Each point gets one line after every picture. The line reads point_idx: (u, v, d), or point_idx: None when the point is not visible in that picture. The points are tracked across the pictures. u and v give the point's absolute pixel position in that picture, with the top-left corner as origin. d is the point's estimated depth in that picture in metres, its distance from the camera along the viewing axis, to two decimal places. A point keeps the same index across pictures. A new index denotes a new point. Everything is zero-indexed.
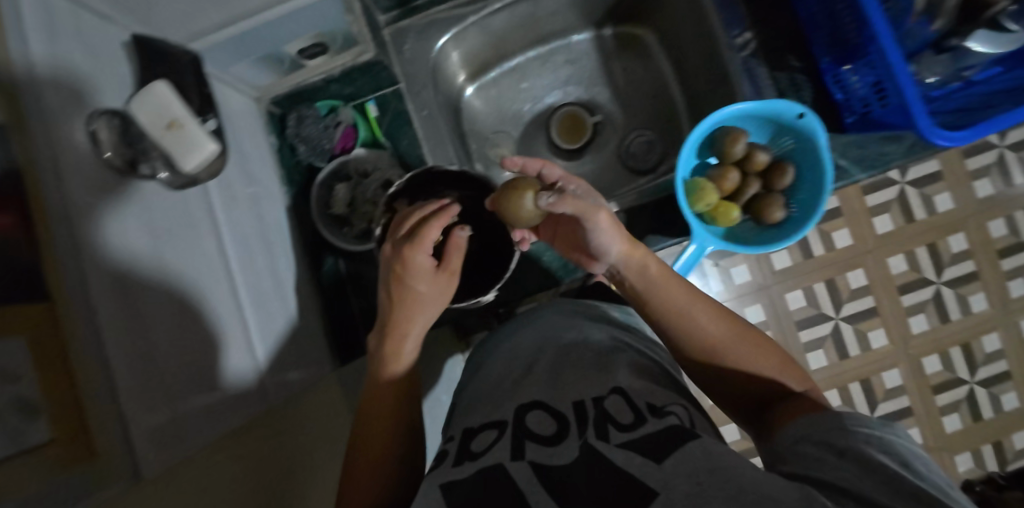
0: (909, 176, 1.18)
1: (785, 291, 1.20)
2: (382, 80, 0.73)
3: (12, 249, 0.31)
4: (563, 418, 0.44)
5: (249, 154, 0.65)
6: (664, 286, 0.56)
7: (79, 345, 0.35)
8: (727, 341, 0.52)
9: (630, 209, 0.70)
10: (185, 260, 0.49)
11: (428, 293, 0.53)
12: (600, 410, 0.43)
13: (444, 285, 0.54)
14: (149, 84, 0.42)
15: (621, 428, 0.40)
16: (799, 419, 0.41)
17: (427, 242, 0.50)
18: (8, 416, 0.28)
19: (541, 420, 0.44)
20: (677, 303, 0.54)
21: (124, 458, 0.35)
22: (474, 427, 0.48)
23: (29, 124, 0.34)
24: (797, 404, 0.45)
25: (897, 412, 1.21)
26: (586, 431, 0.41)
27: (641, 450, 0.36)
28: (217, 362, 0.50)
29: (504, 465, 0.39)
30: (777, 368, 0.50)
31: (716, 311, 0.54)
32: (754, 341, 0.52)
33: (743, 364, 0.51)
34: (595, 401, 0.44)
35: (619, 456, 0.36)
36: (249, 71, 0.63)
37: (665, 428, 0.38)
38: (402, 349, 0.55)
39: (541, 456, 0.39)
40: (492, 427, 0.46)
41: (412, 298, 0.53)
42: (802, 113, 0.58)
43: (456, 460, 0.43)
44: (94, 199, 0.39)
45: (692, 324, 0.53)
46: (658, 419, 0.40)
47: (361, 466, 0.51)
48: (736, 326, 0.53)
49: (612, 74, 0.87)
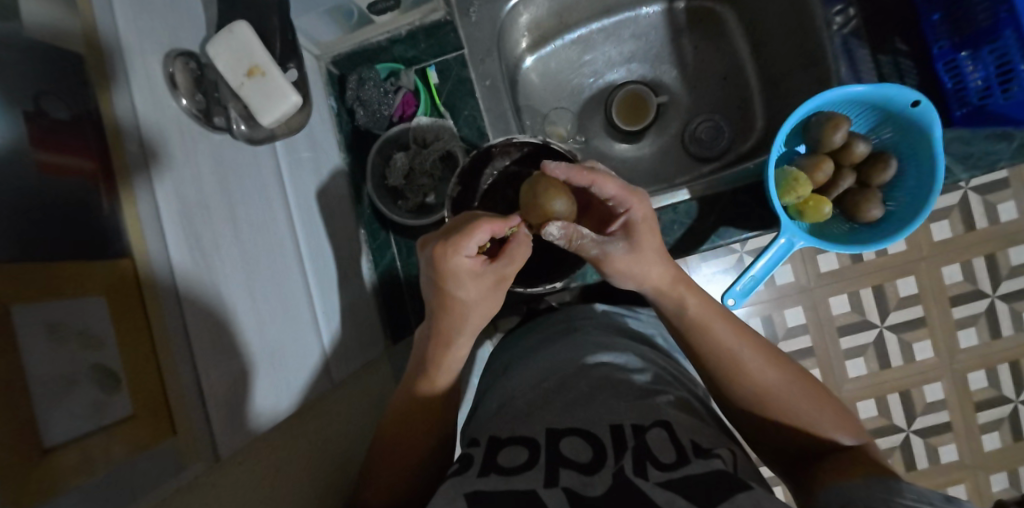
0: (973, 182, 1.12)
1: (830, 295, 1.15)
2: (448, 43, 0.68)
3: (89, 195, 0.29)
4: (599, 442, 0.40)
5: (311, 115, 0.61)
6: (706, 323, 0.50)
7: (159, 309, 0.32)
8: (781, 392, 0.46)
9: (705, 198, 0.66)
10: (257, 225, 0.45)
11: (475, 300, 0.46)
12: (640, 440, 0.39)
13: (492, 291, 0.46)
14: (231, 23, 0.38)
15: (661, 467, 0.37)
16: (856, 481, 0.38)
17: (468, 241, 0.42)
18: (86, 388, 0.26)
19: (575, 444, 0.40)
20: (726, 348, 0.48)
21: (203, 433, 0.33)
22: (501, 435, 0.43)
23: (107, 64, 0.32)
24: (849, 461, 0.42)
25: (935, 427, 1.17)
26: (624, 461, 0.37)
27: (686, 493, 0.34)
28: (289, 342, 0.46)
29: (537, 493, 0.35)
30: (835, 425, 0.45)
31: (768, 356, 0.48)
32: (809, 393, 0.47)
33: (799, 419, 0.46)
34: (635, 429, 0.40)
35: (661, 496, 0.34)
36: (316, 24, 0.59)
37: (711, 472, 0.35)
38: (452, 355, 0.49)
39: (576, 484, 0.36)
40: (521, 440, 0.41)
41: (460, 305, 0.46)
42: (918, 99, 0.58)
43: (482, 468, 0.38)
44: (169, 150, 0.35)
45: (742, 373, 0.47)
46: (702, 461, 0.37)
47: (389, 458, 0.46)
48: (791, 373, 0.48)
49: (682, 52, 0.82)
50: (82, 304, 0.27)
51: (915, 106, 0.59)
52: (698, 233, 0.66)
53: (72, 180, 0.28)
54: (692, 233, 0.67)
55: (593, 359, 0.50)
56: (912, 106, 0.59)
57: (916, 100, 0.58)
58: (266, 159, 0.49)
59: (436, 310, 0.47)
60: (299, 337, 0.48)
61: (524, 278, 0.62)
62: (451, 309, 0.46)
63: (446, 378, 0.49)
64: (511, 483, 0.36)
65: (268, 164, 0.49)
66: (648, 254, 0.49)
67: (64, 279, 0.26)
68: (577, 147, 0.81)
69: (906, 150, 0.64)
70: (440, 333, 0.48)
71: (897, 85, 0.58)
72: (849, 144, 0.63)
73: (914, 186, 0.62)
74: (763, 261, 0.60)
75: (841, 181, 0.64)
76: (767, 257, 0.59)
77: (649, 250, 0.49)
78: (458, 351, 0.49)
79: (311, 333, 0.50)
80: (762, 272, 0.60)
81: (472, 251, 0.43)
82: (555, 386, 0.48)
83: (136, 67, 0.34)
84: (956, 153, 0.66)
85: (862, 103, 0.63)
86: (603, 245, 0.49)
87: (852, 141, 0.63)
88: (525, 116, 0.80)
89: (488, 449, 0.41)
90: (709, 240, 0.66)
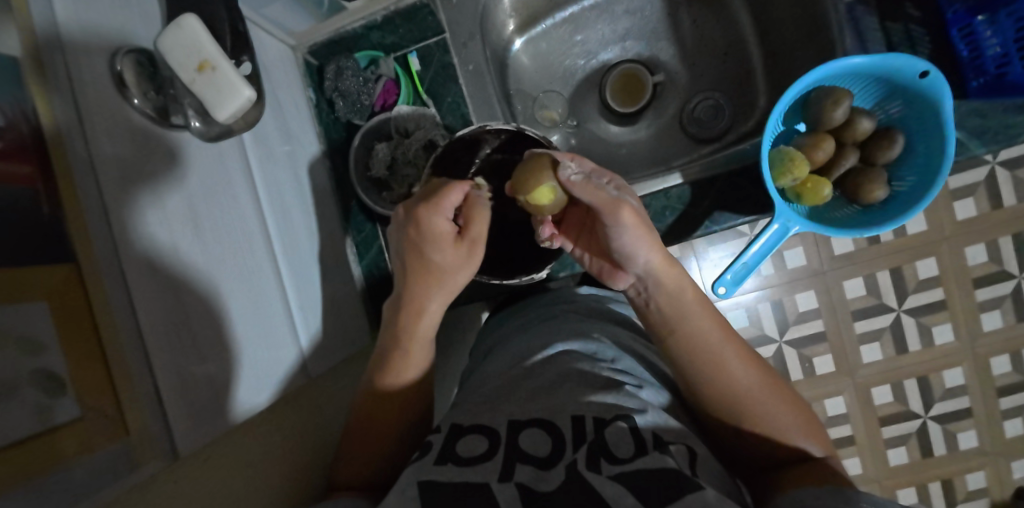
0: (1001, 156, 1.05)
1: (843, 278, 1.11)
2: (428, 27, 0.66)
3: (28, 203, 0.28)
4: (559, 435, 0.39)
5: (286, 107, 0.59)
6: (696, 315, 0.49)
7: (110, 311, 0.32)
8: (758, 394, 0.47)
9: (698, 182, 0.63)
10: (221, 221, 0.45)
11: (450, 265, 0.47)
12: (599, 435, 0.38)
13: (465, 257, 0.47)
14: (179, 18, 0.37)
15: (615, 462, 0.36)
16: (816, 488, 0.38)
17: (448, 202, 0.45)
18: (28, 392, 0.26)
19: (534, 438, 0.40)
20: (711, 344, 0.48)
21: (160, 433, 0.33)
22: (462, 423, 0.43)
23: (47, 67, 0.31)
24: (812, 471, 0.43)
25: (954, 412, 1.13)
26: (579, 453, 0.37)
27: (635, 491, 0.34)
28: (259, 339, 0.46)
29: (490, 486, 0.36)
30: (803, 431, 0.46)
31: (748, 358, 0.48)
32: (778, 395, 0.47)
33: (770, 426, 0.46)
34: (595, 422, 0.40)
35: (610, 491, 0.34)
36: (287, 14, 0.57)
37: (662, 469, 0.35)
38: (422, 326, 0.49)
39: (530, 479, 0.37)
40: (479, 430, 0.41)
41: (435, 270, 0.47)
42: (927, 69, 0.54)
43: (439, 458, 0.39)
44: (119, 151, 0.35)
45: (723, 372, 0.47)
46: (659, 456, 0.36)
47: (361, 442, 0.47)
48: (767, 376, 0.48)
49: (679, 27, 0.78)
50: (23, 310, 0.27)
51: (923, 77, 0.55)
52: (690, 218, 0.63)
53: (8, 187, 0.27)
54: (685, 218, 0.63)
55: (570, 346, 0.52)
56: (920, 77, 0.55)
57: (925, 71, 0.54)
58: (232, 156, 0.48)
59: (410, 276, 0.48)
60: (271, 332, 0.49)
61: (504, 268, 0.61)
62: (433, 275, 0.47)
63: (421, 354, 0.50)
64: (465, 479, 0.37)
65: (235, 162, 0.49)
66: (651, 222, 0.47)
67: (3, 287, 0.26)
68: (569, 131, 0.79)
69: (913, 127, 0.60)
70: (412, 300, 0.49)
71: (903, 55, 0.54)
72: (851, 121, 0.59)
73: (923, 165, 0.58)
74: (755, 248, 0.57)
75: (842, 160, 0.60)
76: (761, 243, 0.57)
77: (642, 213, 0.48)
78: (427, 321, 0.49)
79: (284, 328, 0.51)
80: (753, 260, 0.58)
81: (451, 214, 0.46)
82: (526, 373, 0.49)
83: (82, 65, 0.34)
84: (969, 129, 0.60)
85: (868, 76, 0.58)
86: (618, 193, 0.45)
87: (854, 118, 0.59)
88: (515, 102, 0.77)
89: (450, 435, 0.42)
90: (702, 226, 0.63)
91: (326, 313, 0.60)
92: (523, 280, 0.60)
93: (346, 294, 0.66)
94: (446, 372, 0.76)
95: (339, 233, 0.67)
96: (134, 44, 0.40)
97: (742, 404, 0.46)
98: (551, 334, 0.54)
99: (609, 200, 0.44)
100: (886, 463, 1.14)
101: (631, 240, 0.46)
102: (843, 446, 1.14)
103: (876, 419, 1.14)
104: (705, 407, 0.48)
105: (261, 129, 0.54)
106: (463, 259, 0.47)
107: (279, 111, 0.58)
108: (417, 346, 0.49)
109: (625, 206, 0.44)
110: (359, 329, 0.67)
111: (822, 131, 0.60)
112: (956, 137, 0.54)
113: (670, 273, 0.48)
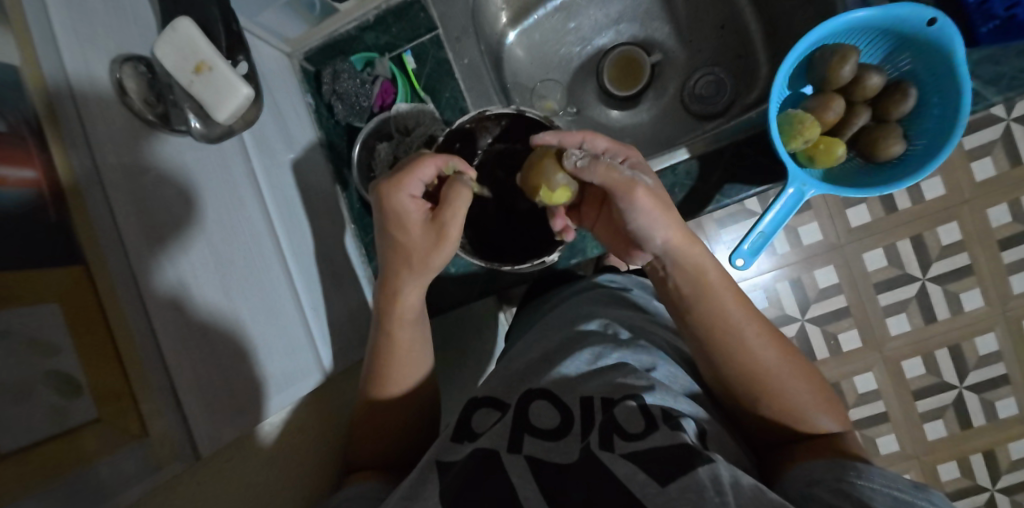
0: (1015, 112, 1.03)
1: (862, 250, 1.08)
2: (419, 24, 0.66)
3: (36, 207, 0.28)
4: (569, 413, 0.45)
5: (286, 113, 0.60)
6: (715, 294, 0.48)
7: (121, 311, 0.32)
8: (780, 374, 0.47)
9: (705, 155, 0.62)
10: (229, 224, 0.45)
11: (419, 246, 0.48)
12: (607, 415, 0.43)
13: (432, 238, 0.48)
14: (173, 22, 0.38)
15: (627, 439, 0.41)
16: (824, 465, 0.42)
17: (410, 179, 0.47)
18: (41, 394, 0.26)
19: (542, 411, 0.46)
20: (734, 323, 0.47)
21: (180, 433, 0.34)
22: (479, 399, 0.51)
23: (46, 76, 0.31)
24: (822, 448, 0.44)
25: (990, 380, 1.10)
26: (591, 437, 0.42)
27: (645, 469, 0.39)
28: (273, 339, 0.46)
29: (500, 455, 0.42)
30: (819, 407, 0.47)
31: (770, 335, 0.48)
32: (800, 372, 0.48)
33: (791, 403, 0.46)
34: (604, 403, 0.44)
35: (624, 470, 0.39)
36: (280, 20, 0.58)
37: (673, 444, 0.39)
38: (404, 307, 0.51)
39: (541, 452, 0.43)
40: (496, 408, 0.49)
41: (404, 249, 0.49)
42: (934, 17, 0.53)
43: (456, 435, 0.47)
44: (124, 156, 0.35)
45: (743, 352, 0.47)
46: (669, 431, 0.41)
47: (373, 427, 0.51)
48: (788, 354, 0.48)
49: (673, 5, 0.77)
50: (34, 313, 0.27)
51: (930, 25, 0.54)
52: (701, 194, 0.62)
53: (14, 190, 0.27)
54: (695, 195, 0.62)
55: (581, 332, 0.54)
56: (928, 26, 0.54)
57: (932, 18, 0.53)
58: (235, 159, 0.48)
59: (388, 253, 0.50)
60: (285, 332, 0.48)
61: (516, 254, 0.60)
62: (405, 254, 0.49)
63: (410, 335, 0.52)
64: (475, 447, 0.44)
65: (240, 166, 0.49)
66: (667, 199, 0.46)
67: (14, 291, 0.26)
68: (569, 119, 0.78)
69: (927, 79, 0.58)
70: (390, 281, 0.51)
71: (907, 5, 0.53)
72: (860, 77, 0.58)
73: (940, 117, 0.57)
74: (770, 216, 0.56)
75: (855, 119, 0.59)
76: (775, 211, 0.56)
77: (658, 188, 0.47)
78: (409, 305, 0.51)
79: (298, 328, 0.51)
80: (770, 228, 0.56)
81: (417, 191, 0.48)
82: (544, 359, 0.52)
83: (81, 72, 0.34)
84: (985, 76, 0.59)
85: (873, 30, 0.57)
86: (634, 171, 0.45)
87: (863, 74, 0.58)
88: (514, 94, 0.77)
89: (463, 417, 0.49)
90: (714, 200, 0.62)
91: (341, 316, 0.60)
92: (534, 264, 0.58)
93: (358, 296, 0.66)
94: (462, 371, 0.75)
95: (347, 236, 0.66)
96: (130, 51, 0.40)
97: (762, 385, 0.46)
98: (563, 326, 0.58)
99: (621, 179, 0.45)
100: (924, 439, 1.10)
101: (645, 220, 0.45)
102: (879, 424, 1.11)
103: (909, 393, 1.10)
104: (723, 385, 0.49)
105: (263, 135, 0.54)
106: (433, 242, 0.48)
107: (280, 118, 0.58)
108: (401, 327, 0.51)
109: (637, 186, 0.44)
110: (373, 332, 0.66)
111: (829, 90, 0.60)
112: (971, 83, 0.53)
113: (691, 252, 0.47)
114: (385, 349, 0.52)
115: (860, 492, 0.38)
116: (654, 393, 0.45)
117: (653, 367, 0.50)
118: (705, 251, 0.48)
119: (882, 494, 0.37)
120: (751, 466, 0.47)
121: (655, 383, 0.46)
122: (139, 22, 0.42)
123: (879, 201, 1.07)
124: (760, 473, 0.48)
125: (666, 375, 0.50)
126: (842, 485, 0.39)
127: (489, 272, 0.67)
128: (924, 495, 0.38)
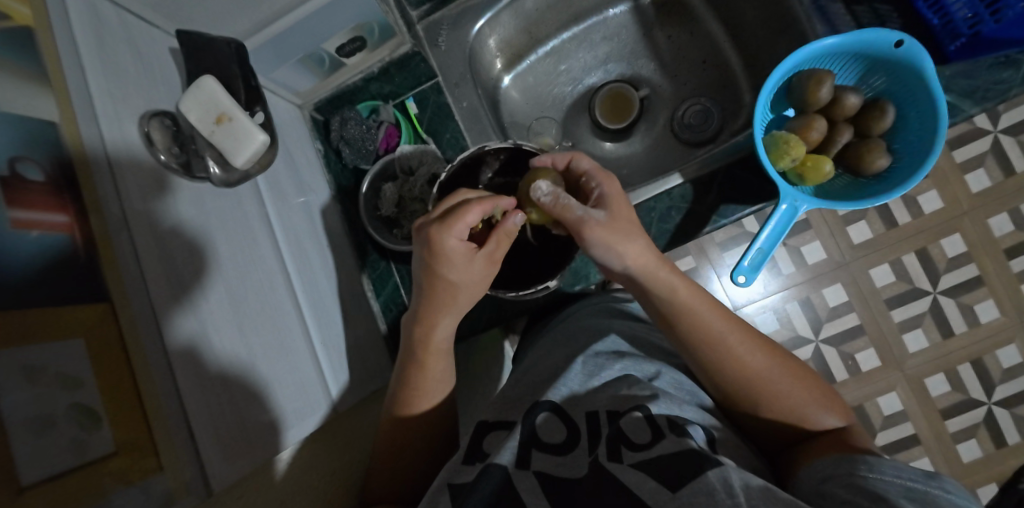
0: (1001, 124, 1.06)
1: (868, 266, 1.08)
2: (421, 73, 0.71)
3: (67, 247, 0.30)
4: (572, 424, 0.47)
5: (296, 159, 0.64)
6: (695, 305, 0.49)
7: (140, 346, 0.33)
8: (771, 376, 0.47)
9: (697, 179, 0.64)
10: (241, 265, 0.47)
11: (464, 283, 0.50)
12: (614, 427, 0.45)
13: (483, 273, 0.50)
14: (198, 80, 0.44)
15: (635, 450, 0.42)
16: (834, 459, 0.41)
17: (461, 224, 0.47)
18: (66, 426, 0.27)
19: (550, 425, 0.47)
20: (714, 331, 0.48)
21: (194, 469, 0.34)
22: (489, 421, 0.51)
23: (80, 128, 0.34)
24: (830, 443, 0.45)
25: (1019, 394, 1.06)
26: (599, 450, 0.44)
27: (656, 475, 0.39)
28: (283, 378, 0.47)
29: (506, 467, 0.42)
30: (818, 404, 0.47)
31: (755, 340, 0.49)
32: (794, 372, 0.48)
33: (789, 401, 0.47)
34: (609, 416, 0.46)
35: (632, 478, 0.40)
36: (293, 76, 0.62)
37: (680, 451, 0.40)
38: (438, 341, 0.53)
39: (550, 467, 0.43)
40: (503, 427, 0.50)
41: (450, 286, 0.50)
42: (900, 39, 0.56)
43: (466, 456, 0.47)
44: (149, 204, 0.38)
45: (732, 360, 0.48)
46: (676, 438, 0.41)
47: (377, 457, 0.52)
48: (778, 358, 0.49)
49: (656, 44, 0.82)
50: (60, 347, 0.28)
51: (898, 47, 0.57)
52: (699, 215, 0.64)
53: (46, 232, 0.29)
54: (692, 217, 0.64)
55: (589, 345, 0.56)
56: (896, 47, 0.57)
57: (899, 40, 0.57)
58: (249, 202, 0.51)
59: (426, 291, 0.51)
60: (295, 369, 0.49)
61: (523, 281, 0.62)
62: (444, 287, 0.50)
63: (439, 365, 0.54)
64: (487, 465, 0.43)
65: (253, 207, 0.52)
66: (629, 227, 0.49)
67: (41, 327, 0.27)
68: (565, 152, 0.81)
69: (902, 95, 0.61)
70: (428, 313, 0.52)
71: (875, 29, 0.57)
72: (838, 98, 0.61)
73: (919, 127, 0.60)
74: (766, 233, 0.57)
75: (838, 137, 0.62)
76: (770, 227, 0.57)
77: (626, 220, 0.49)
78: (442, 338, 0.53)
79: (308, 364, 0.52)
80: (767, 245, 0.58)
81: (464, 234, 0.48)
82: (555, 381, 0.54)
83: (112, 126, 0.37)
84: (959, 90, 0.62)
85: (845, 54, 0.61)
86: (588, 210, 0.47)
87: (840, 95, 0.61)
88: (511, 133, 0.81)
89: (474, 439, 0.49)
90: (710, 221, 0.63)
91: (350, 354, 0.61)
92: (535, 290, 0.60)
93: (367, 333, 0.67)
94: (472, 405, 0.75)
95: (354, 274, 0.68)
96: (154, 106, 0.43)
97: (757, 389, 0.47)
98: (568, 340, 0.59)
99: (575, 218, 0.47)
100: (960, 462, 1.05)
101: (598, 252, 0.49)
102: (909, 447, 1.06)
103: (937, 412, 1.06)
104: (725, 396, 0.49)
105: (275, 179, 0.57)
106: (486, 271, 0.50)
107: (291, 163, 0.62)
108: (420, 354, 0.53)
109: (590, 226, 0.47)
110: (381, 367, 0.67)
111: (811, 111, 0.63)
112: (944, 94, 0.55)
113: (656, 274, 0.49)
114: (418, 380, 0.53)
115: (871, 484, 0.37)
116: (658, 401, 0.47)
117: (656, 375, 0.52)
118: (672, 271, 0.50)
119: (895, 486, 0.37)
120: (764, 469, 0.47)
121: (658, 393, 0.48)
122: (166, 83, 0.46)
123: (878, 217, 1.07)
124: (775, 477, 0.48)
125: (669, 382, 0.51)
126: (854, 478, 0.38)
127: (494, 301, 0.68)
128: (935, 484, 0.37)
